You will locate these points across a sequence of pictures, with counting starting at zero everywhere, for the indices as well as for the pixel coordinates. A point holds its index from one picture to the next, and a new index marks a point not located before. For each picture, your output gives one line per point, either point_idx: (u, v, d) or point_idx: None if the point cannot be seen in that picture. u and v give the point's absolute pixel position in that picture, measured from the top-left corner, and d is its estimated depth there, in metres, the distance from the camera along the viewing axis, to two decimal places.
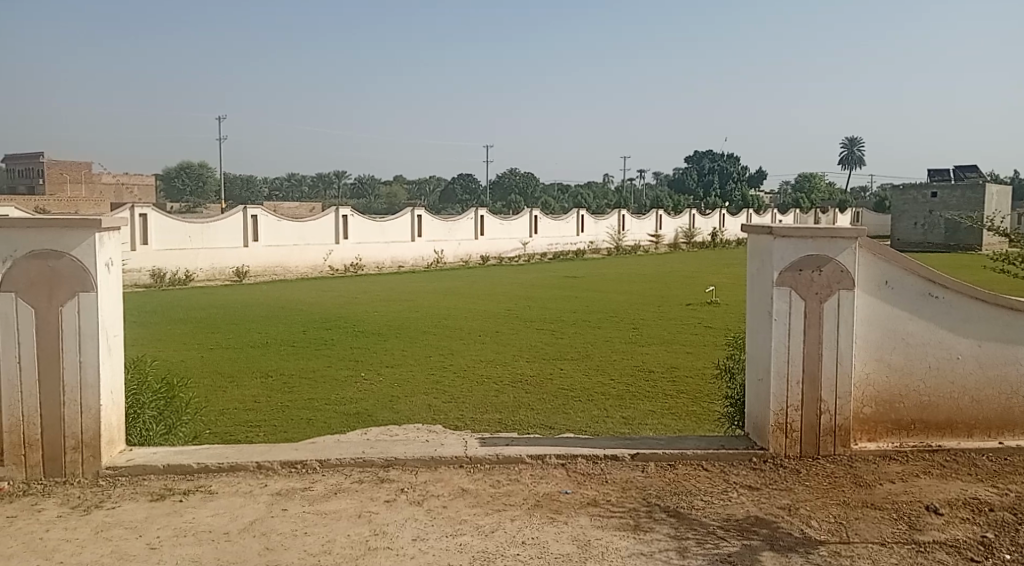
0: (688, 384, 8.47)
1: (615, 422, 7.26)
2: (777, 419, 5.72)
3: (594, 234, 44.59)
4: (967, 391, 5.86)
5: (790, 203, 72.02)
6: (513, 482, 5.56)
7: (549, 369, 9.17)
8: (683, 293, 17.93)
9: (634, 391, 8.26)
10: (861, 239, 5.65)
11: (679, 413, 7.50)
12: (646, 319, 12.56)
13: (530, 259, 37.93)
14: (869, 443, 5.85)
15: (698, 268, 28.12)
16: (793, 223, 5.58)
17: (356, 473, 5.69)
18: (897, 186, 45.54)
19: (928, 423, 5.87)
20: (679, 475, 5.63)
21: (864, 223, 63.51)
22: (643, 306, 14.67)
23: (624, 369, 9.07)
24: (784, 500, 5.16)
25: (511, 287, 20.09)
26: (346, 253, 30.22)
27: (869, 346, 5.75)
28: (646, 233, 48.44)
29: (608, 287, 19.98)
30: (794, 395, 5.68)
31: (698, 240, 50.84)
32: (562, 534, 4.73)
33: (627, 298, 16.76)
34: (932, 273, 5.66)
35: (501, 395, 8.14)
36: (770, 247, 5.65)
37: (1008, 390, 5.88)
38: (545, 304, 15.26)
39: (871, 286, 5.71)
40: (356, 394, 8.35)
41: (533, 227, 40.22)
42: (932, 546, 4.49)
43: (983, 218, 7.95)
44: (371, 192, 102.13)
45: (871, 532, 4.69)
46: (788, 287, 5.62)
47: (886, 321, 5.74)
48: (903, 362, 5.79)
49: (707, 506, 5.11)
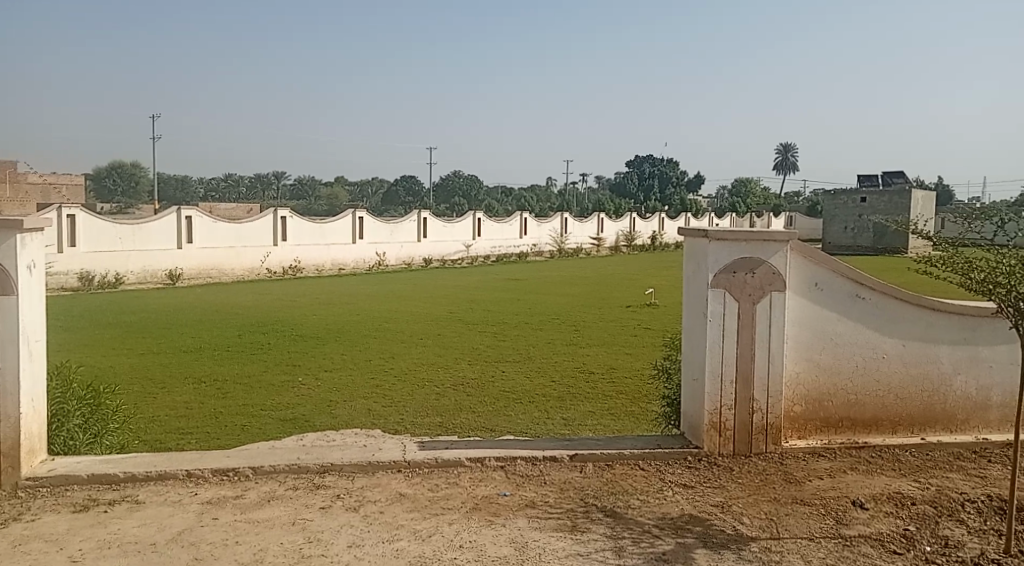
0: (628, 384, 8.57)
1: (556, 423, 7.29)
2: (711, 418, 5.83)
3: (537, 237, 44.77)
4: (892, 389, 6.05)
5: (727, 208, 73.77)
6: (451, 486, 5.52)
7: (490, 372, 9.13)
8: (623, 294, 18.15)
9: (575, 392, 8.31)
10: (792, 243, 5.80)
11: (618, 414, 7.57)
12: (587, 321, 12.68)
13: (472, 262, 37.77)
14: (799, 441, 5.99)
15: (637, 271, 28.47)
16: (727, 226, 5.70)
17: (290, 479, 5.57)
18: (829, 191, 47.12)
19: (855, 420, 6.05)
20: (616, 475, 5.67)
21: (797, 226, 65.42)
22: (584, 307, 14.77)
23: (565, 371, 9.12)
24: (717, 498, 5.25)
25: (454, 290, 20.04)
26: (284, 255, 29.67)
27: (799, 346, 5.91)
28: (588, 236, 48.81)
29: (551, 288, 20.10)
30: (728, 395, 5.79)
31: (638, 244, 51.51)
32: (500, 537, 4.72)
33: (569, 299, 16.89)
34: (858, 275, 5.85)
35: (442, 398, 8.09)
36: (706, 250, 5.76)
37: (930, 388, 6.09)
38: (487, 306, 15.26)
39: (802, 289, 5.87)
40: (293, 399, 8.19)
41: (477, 229, 40.22)
42: (858, 540, 4.64)
43: (907, 222, 8.21)
44: (313, 194, 100.53)
45: (800, 527, 4.81)
46: (722, 289, 5.74)
47: (816, 321, 5.91)
48: (831, 362, 5.97)
49: (643, 505, 5.17)
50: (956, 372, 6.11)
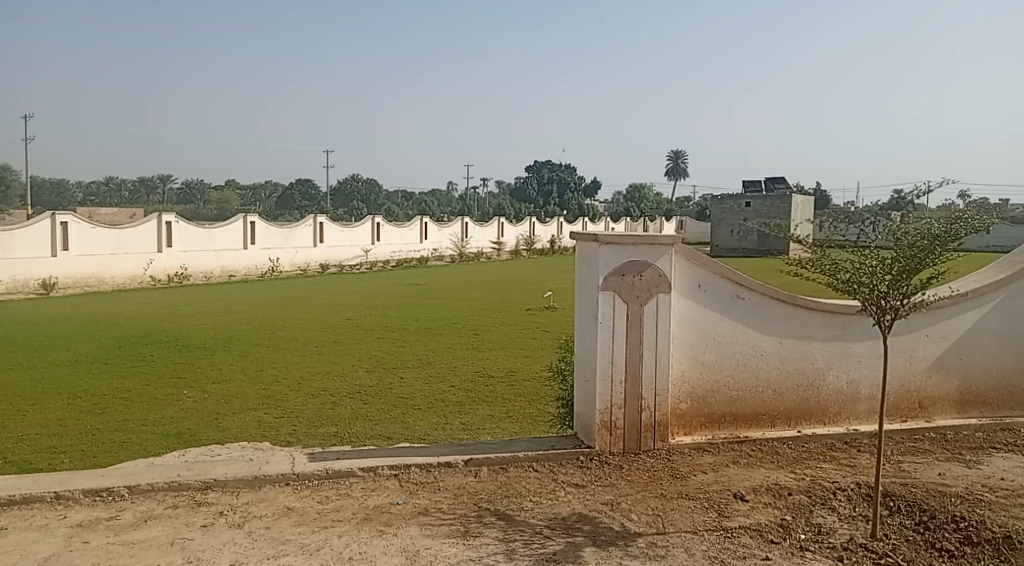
0: (526, 387, 8.64)
1: (454, 428, 7.25)
2: (602, 417, 5.94)
3: (437, 241, 44.68)
4: (770, 384, 6.35)
5: (624, 212, 75.95)
6: (342, 497, 5.39)
7: (388, 378, 9.00)
8: (523, 298, 18.32)
9: (473, 397, 8.30)
10: (677, 246, 6.00)
11: (516, 417, 7.61)
12: (487, 325, 12.72)
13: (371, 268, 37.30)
14: (685, 437, 6.20)
15: (534, 275, 28.87)
16: (616, 230, 5.83)
17: (170, 497, 5.31)
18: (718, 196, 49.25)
19: (736, 415, 6.31)
20: (510, 478, 5.69)
21: (690, 230, 67.99)
22: (484, 312, 14.81)
23: (464, 376, 9.10)
24: (607, 496, 5.36)
25: (352, 295, 19.68)
26: (170, 262, 28.37)
27: (684, 345, 6.12)
28: (489, 240, 49.13)
29: (450, 292, 20.08)
30: (617, 394, 5.93)
31: (538, 248, 52.22)
32: (391, 547, 4.65)
33: (470, 303, 16.90)
34: (738, 277, 6.11)
35: (338, 407, 7.91)
36: (596, 253, 5.87)
37: (805, 383, 6.41)
38: (386, 312, 15.07)
39: (686, 290, 6.09)
40: (178, 413, 7.81)
41: (376, 234, 39.74)
42: (738, 531, 4.83)
43: (783, 225, 8.65)
44: (208, 198, 96.65)
45: (685, 522, 4.97)
46: (612, 291, 5.86)
47: (699, 321, 6.13)
48: (714, 360, 6.20)
49: (535, 507, 5.22)
50: (828, 367, 6.45)
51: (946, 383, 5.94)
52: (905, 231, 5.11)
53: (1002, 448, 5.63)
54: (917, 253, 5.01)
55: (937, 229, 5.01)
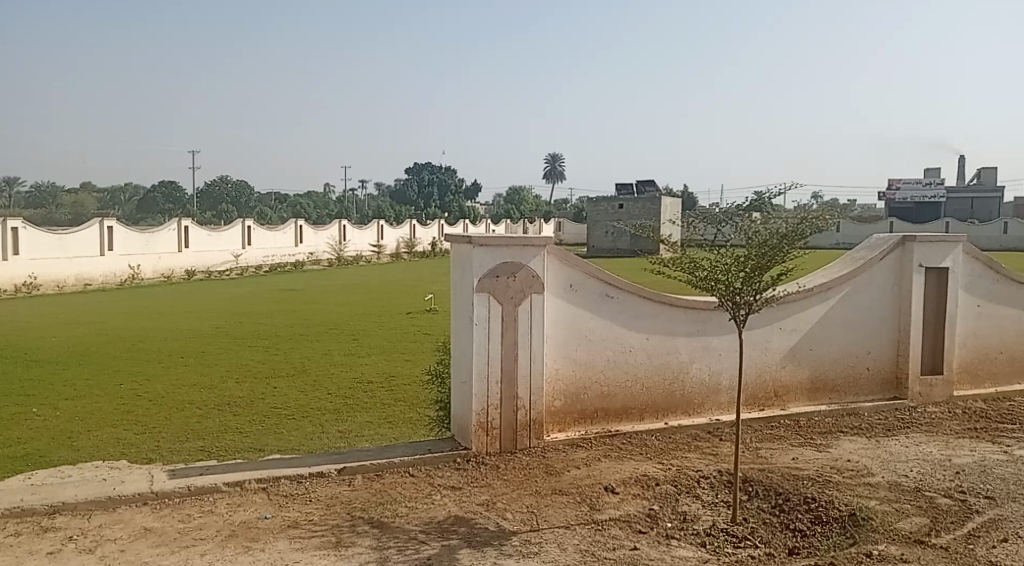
0: (404, 392, 8.56)
1: (329, 437, 7.08)
2: (478, 418, 5.96)
3: (314, 245, 43.60)
4: (639, 379, 6.58)
5: (505, 214, 76.79)
6: (206, 514, 5.15)
7: (261, 389, 8.67)
8: (403, 301, 18.16)
9: (350, 404, 8.13)
10: (548, 247, 6.13)
11: (395, 422, 7.53)
12: (366, 330, 12.52)
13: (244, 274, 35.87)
14: (560, 434, 6.32)
15: (411, 277, 28.74)
16: (489, 232, 5.87)
17: (11, 526, 4.89)
18: (593, 199, 50.69)
19: (608, 410, 6.51)
20: (384, 485, 5.62)
21: (568, 231, 69.61)
22: (363, 316, 14.57)
23: (342, 382, 8.91)
24: (483, 496, 5.38)
25: (221, 303, 18.84)
26: (15, 271, 25.86)
27: (556, 344, 6.25)
28: (368, 244, 48.43)
29: (326, 298, 19.63)
30: (493, 395, 5.97)
31: (418, 251, 51.92)
32: (258, 562, 4.48)
33: (349, 308, 16.58)
34: (607, 276, 6.30)
35: (205, 421, 7.54)
36: (470, 255, 5.88)
37: (671, 376, 6.69)
38: (259, 319, 14.53)
39: (558, 290, 6.21)
40: (24, 434, 7.20)
41: (247, 238, 38.26)
42: (609, 523, 4.97)
43: (649, 225, 9.01)
44: (65, 201, 89.91)
45: (558, 517, 5.06)
46: (486, 293, 5.89)
47: (571, 320, 6.28)
48: (586, 357, 6.37)
49: (410, 512, 5.17)
50: (693, 361, 6.76)
51: (796, 372, 6.32)
52: (757, 229, 5.43)
53: (848, 432, 6.05)
54: (768, 251, 5.36)
55: (785, 227, 5.36)
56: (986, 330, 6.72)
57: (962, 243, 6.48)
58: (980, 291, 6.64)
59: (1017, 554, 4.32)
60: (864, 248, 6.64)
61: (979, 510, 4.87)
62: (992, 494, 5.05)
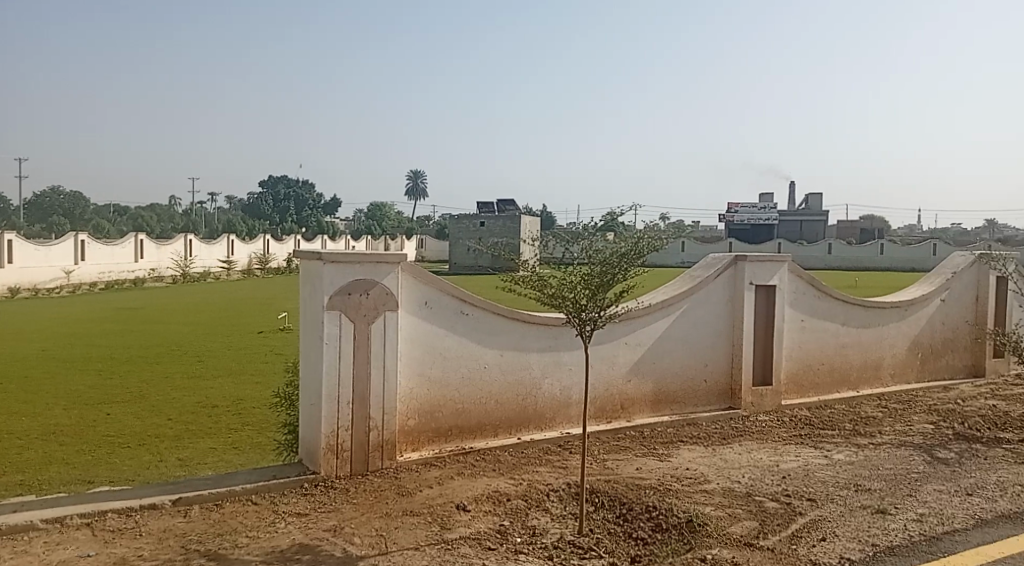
0: (253, 415, 8.21)
1: (168, 466, 6.65)
2: (328, 441, 5.77)
3: (156, 261, 40.97)
4: (493, 396, 6.64)
5: (366, 230, 75.51)
6: (17, 556, 4.68)
7: (91, 416, 8.03)
8: (253, 320, 17.44)
9: (193, 429, 7.70)
10: (402, 264, 6.08)
11: (242, 447, 7.20)
12: (213, 351, 11.91)
13: (75, 291, 33.09)
14: (413, 454, 6.26)
15: (260, 295, 27.67)
16: (341, 249, 5.73)
17: None
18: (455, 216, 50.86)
19: (462, 428, 6.51)
20: (224, 514, 5.34)
21: (432, 248, 69.42)
22: (209, 337, 13.84)
23: (185, 407, 8.42)
24: (330, 522, 5.23)
25: (42, 324, 17.23)
26: None
27: (410, 362, 6.19)
28: (217, 259, 46.39)
29: (165, 317, 18.46)
30: (344, 416, 5.81)
31: (273, 267, 49.97)
32: None
33: (195, 328, 15.72)
34: (461, 293, 6.33)
35: (25, 452, 6.88)
36: (320, 272, 5.70)
37: (524, 392, 6.80)
38: (91, 341, 13.44)
39: (412, 307, 6.17)
40: None
41: (80, 252, 35.31)
42: (459, 542, 4.96)
43: (503, 244, 9.17)
44: None
45: (408, 538, 4.99)
46: (338, 311, 5.72)
47: (424, 337, 6.25)
48: (440, 375, 6.35)
49: (252, 542, 4.93)
50: (545, 376, 6.91)
51: (640, 386, 6.60)
52: (596, 248, 5.63)
53: (687, 441, 6.38)
54: (607, 270, 5.57)
55: (621, 247, 5.60)
56: (809, 343, 7.29)
57: (785, 263, 7.04)
58: (804, 307, 7.21)
59: (832, 551, 4.69)
60: (700, 267, 7.04)
61: (801, 512, 5.26)
62: (813, 496, 5.47)
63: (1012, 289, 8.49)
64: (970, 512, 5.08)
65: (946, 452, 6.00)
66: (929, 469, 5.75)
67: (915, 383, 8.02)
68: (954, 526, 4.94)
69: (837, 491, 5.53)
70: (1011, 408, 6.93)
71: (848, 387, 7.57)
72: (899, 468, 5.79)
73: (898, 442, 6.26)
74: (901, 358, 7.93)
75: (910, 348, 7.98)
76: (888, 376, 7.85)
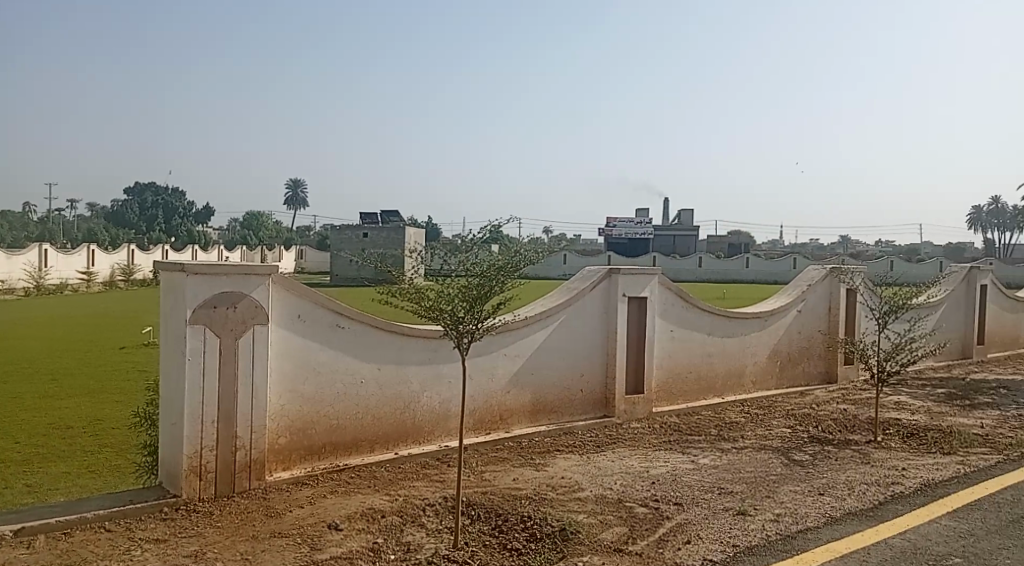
0: (112, 436, 7.69)
1: (12, 494, 6.11)
2: (191, 462, 5.47)
3: (3, 272, 37.57)
4: (369, 411, 6.52)
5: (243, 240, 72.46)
6: None
7: None
8: (112, 335, 16.34)
9: (42, 453, 7.11)
10: (273, 276, 5.88)
11: (98, 471, 6.71)
12: (67, 369, 11.06)
13: None
14: (284, 472, 6.05)
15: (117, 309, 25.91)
16: (206, 260, 5.47)
17: None
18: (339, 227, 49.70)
19: (336, 444, 6.35)
20: (73, 544, 4.93)
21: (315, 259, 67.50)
22: (64, 354, 12.85)
23: (34, 429, 7.77)
24: (191, 547, 4.94)
25: None
26: None
27: (282, 378, 5.99)
28: (75, 270, 43.22)
29: (7, 334, 16.92)
30: (209, 435, 5.53)
31: (141, 279, 47.00)
32: None
33: (48, 344, 14.54)
34: (336, 306, 6.19)
35: None
36: (183, 284, 5.42)
37: (402, 406, 6.72)
38: None
39: (284, 320, 5.97)
40: None
41: None
42: (329, 562, 4.79)
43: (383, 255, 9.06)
44: None
45: (276, 561, 4.79)
46: (202, 325, 5.45)
47: (296, 352, 6.06)
48: (313, 391, 6.18)
49: None
50: (423, 390, 6.85)
51: (518, 397, 6.64)
52: (474, 261, 5.62)
53: (563, 450, 6.48)
54: (485, 283, 5.57)
55: (499, 259, 5.61)
56: (678, 353, 7.60)
57: (656, 275, 7.32)
58: (673, 318, 7.51)
59: (696, 554, 4.88)
60: (577, 279, 7.18)
61: (668, 516, 5.44)
62: (680, 501, 5.67)
63: (859, 300, 9.17)
64: (821, 511, 5.42)
65: (801, 454, 6.38)
66: (786, 470, 6.09)
67: (775, 389, 8.52)
68: (807, 525, 5.25)
69: (703, 495, 5.76)
70: (858, 411, 7.46)
71: (714, 394, 7.94)
72: (759, 471, 6.10)
73: (759, 446, 6.60)
74: (762, 366, 8.40)
75: (770, 356, 8.47)
76: (751, 383, 8.29)
